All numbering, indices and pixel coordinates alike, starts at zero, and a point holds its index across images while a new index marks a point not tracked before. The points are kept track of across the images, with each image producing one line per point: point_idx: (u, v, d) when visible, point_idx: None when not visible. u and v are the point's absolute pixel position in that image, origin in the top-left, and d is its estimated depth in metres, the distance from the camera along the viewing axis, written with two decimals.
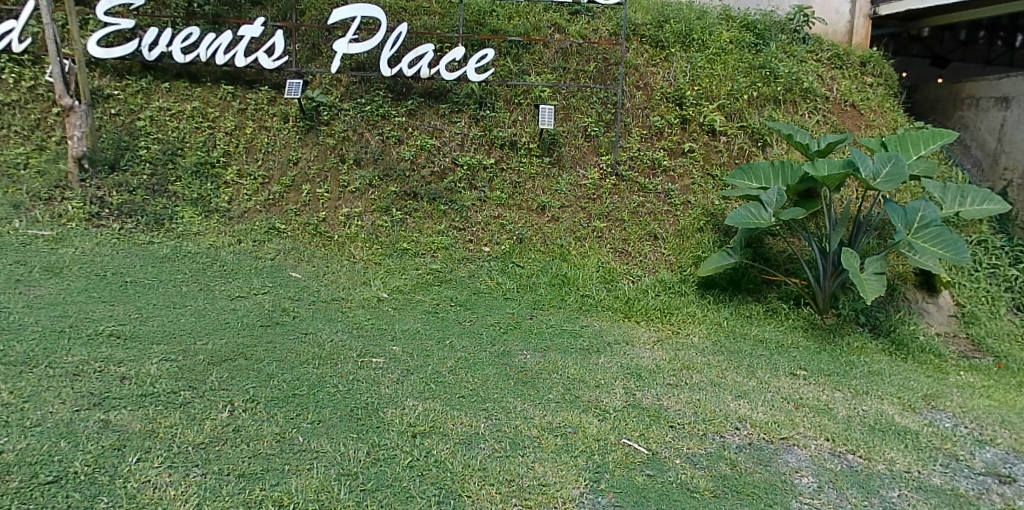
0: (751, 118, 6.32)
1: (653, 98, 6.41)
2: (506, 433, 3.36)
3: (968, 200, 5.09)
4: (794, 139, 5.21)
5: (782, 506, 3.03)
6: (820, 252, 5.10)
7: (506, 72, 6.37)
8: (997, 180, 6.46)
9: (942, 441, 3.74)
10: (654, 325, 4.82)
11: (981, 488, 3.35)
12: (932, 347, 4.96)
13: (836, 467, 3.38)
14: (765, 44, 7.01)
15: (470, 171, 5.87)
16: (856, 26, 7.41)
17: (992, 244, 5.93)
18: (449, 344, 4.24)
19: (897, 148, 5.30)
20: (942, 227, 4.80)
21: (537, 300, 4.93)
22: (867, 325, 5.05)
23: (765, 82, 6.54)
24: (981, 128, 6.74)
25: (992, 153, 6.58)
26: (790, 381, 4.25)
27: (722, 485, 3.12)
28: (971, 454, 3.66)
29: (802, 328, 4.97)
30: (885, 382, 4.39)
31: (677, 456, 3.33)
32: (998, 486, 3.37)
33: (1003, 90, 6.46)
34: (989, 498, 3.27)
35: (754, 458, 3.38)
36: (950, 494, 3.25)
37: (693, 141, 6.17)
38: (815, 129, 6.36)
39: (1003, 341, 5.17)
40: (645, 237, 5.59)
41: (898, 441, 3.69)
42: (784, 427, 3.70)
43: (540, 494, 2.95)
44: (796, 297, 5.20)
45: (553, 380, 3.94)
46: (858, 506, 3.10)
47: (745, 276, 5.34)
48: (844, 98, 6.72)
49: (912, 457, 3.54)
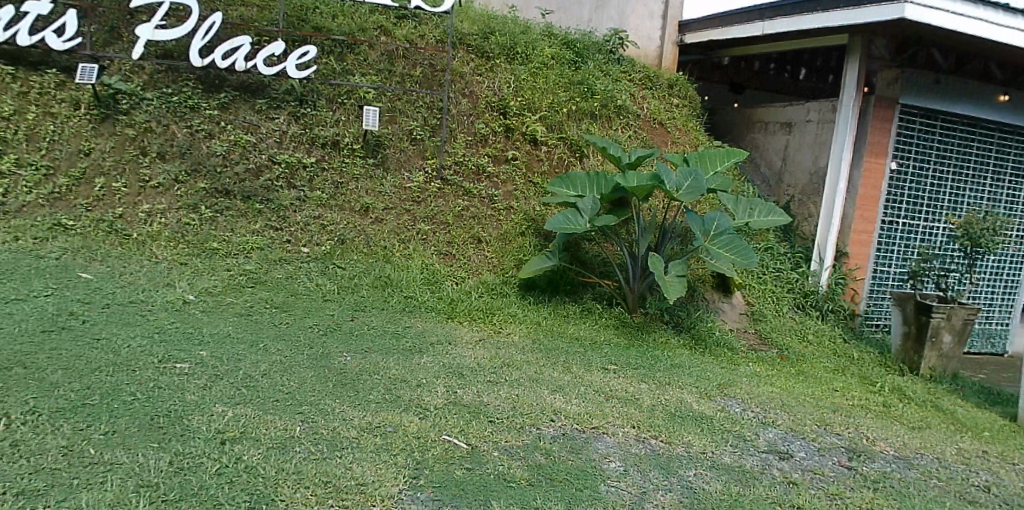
0: (570, 130, 6.68)
1: (478, 105, 6.57)
2: (324, 435, 3.26)
3: (755, 212, 5.70)
4: (608, 151, 5.56)
5: (591, 489, 3.19)
6: (630, 256, 5.47)
7: (329, 70, 6.24)
8: (781, 195, 7.30)
9: (732, 424, 4.16)
10: (477, 325, 4.91)
11: (763, 463, 3.75)
12: (726, 342, 5.49)
13: (640, 451, 3.64)
14: (583, 61, 7.46)
15: (289, 169, 5.67)
16: (665, 51, 8.07)
17: (776, 251, 6.72)
18: (263, 347, 4.05)
19: (696, 164, 5.81)
20: (733, 235, 5.35)
21: (358, 302, 4.85)
22: (671, 322, 5.50)
23: (583, 97, 6.96)
24: (768, 150, 7.60)
25: (777, 172, 7.43)
26: (601, 375, 4.52)
27: (537, 474, 3.23)
28: (756, 434, 4.09)
29: (614, 326, 5.30)
30: (685, 374, 4.80)
31: (495, 449, 3.41)
32: (777, 461, 3.80)
33: (786, 117, 7.33)
34: (770, 472, 3.66)
35: (567, 447, 3.55)
36: (738, 470, 3.60)
37: (515, 149, 6.41)
38: (627, 142, 6.84)
39: (784, 336, 5.86)
40: (469, 240, 5.71)
41: (696, 425, 4.05)
42: (595, 417, 3.93)
43: (358, 494, 2.88)
44: (609, 298, 5.55)
45: (374, 381, 3.89)
46: (659, 485, 3.34)
47: (562, 278, 5.60)
48: (653, 116, 7.29)
49: (706, 439, 3.90)
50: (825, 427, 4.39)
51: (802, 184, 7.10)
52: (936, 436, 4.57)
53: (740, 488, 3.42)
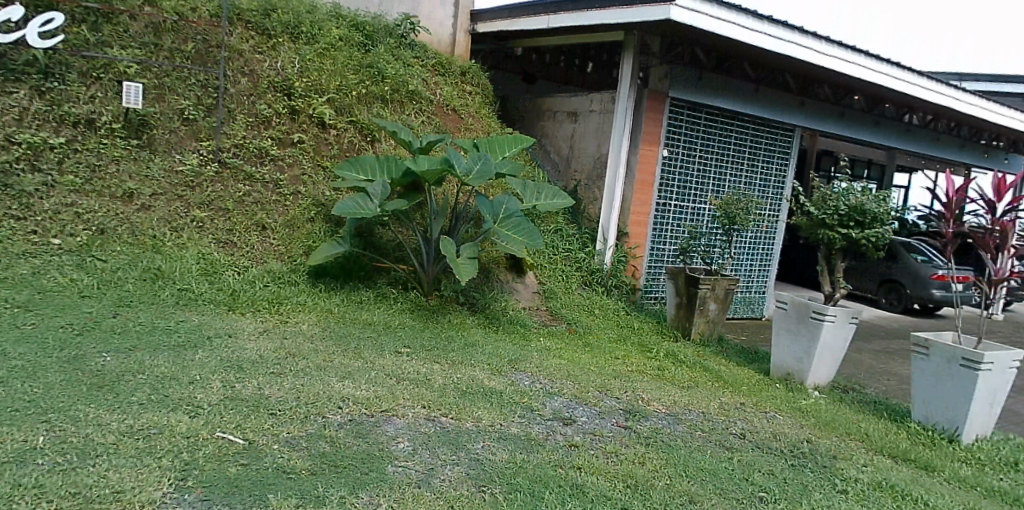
0: (360, 113, 6.62)
1: (259, 85, 6.24)
2: (74, 444, 2.95)
3: (542, 195, 5.98)
4: (398, 135, 5.55)
5: (376, 471, 3.18)
6: (424, 240, 5.55)
7: (81, 40, 5.59)
8: (569, 180, 7.74)
9: (521, 396, 4.37)
10: (261, 316, 4.71)
11: (547, 430, 3.98)
12: (519, 319, 5.75)
13: (429, 429, 3.70)
14: (373, 45, 7.38)
15: (32, 150, 5.11)
16: (457, 40, 8.21)
17: (566, 232, 7.17)
18: (1, 351, 3.58)
19: (486, 150, 5.94)
20: (522, 218, 5.60)
21: (122, 299, 4.47)
22: (465, 304, 5.67)
23: (373, 81, 6.92)
24: (557, 138, 8.02)
25: (565, 158, 7.87)
26: (393, 359, 4.54)
27: (319, 462, 3.16)
28: (543, 404, 4.34)
29: (409, 310, 5.34)
30: (477, 352, 4.96)
31: (275, 441, 3.29)
32: (561, 427, 4.05)
33: (572, 106, 7.80)
34: (553, 437, 3.91)
35: (353, 432, 3.51)
36: (523, 439, 3.78)
37: (301, 132, 6.20)
38: (420, 127, 6.88)
39: (573, 311, 6.29)
40: (252, 227, 5.51)
41: (485, 400, 4.21)
42: (384, 400, 3.93)
43: (113, 503, 2.64)
44: (404, 282, 5.59)
45: (138, 382, 3.57)
46: (446, 460, 3.42)
47: (355, 264, 5.58)
48: (446, 102, 7.41)
49: (495, 413, 4.06)
50: (606, 392, 4.76)
51: (588, 168, 7.57)
52: (703, 393, 5.13)
53: (524, 455, 3.61)
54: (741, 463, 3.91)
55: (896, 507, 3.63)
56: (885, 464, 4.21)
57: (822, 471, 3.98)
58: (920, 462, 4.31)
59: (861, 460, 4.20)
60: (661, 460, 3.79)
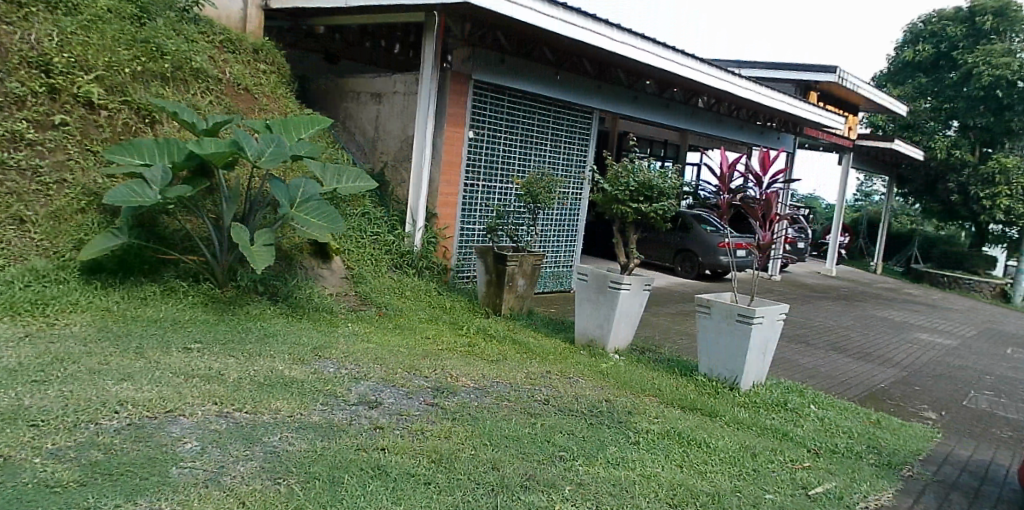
0: (136, 93, 6.09)
1: (8, 60, 5.56)
2: None
3: (343, 178, 5.89)
4: (179, 117, 5.20)
5: (160, 475, 3.00)
6: (214, 229, 5.35)
7: None
8: (376, 162, 7.72)
9: (324, 383, 4.32)
10: (21, 321, 4.28)
11: (351, 415, 3.97)
12: (325, 306, 5.68)
13: (221, 426, 3.55)
14: (150, 18, 6.85)
15: None
16: (249, 15, 7.94)
17: (373, 215, 7.15)
18: None
19: (281, 132, 5.73)
20: (320, 202, 5.50)
21: None
22: (265, 293, 5.53)
23: (150, 57, 6.39)
24: (361, 120, 7.93)
25: (371, 140, 7.83)
26: (182, 356, 4.29)
27: (90, 473, 2.93)
28: (348, 390, 4.32)
29: (201, 303, 5.12)
30: (278, 342, 4.82)
31: (37, 455, 3.00)
32: (365, 411, 4.06)
33: (375, 87, 7.75)
34: (357, 421, 3.90)
35: (133, 437, 3.28)
36: (325, 427, 3.74)
37: (65, 113, 5.60)
38: (208, 107, 6.50)
39: (383, 294, 6.31)
40: (8, 220, 4.97)
41: (285, 390, 4.11)
42: (170, 401, 3.70)
43: None
44: (195, 274, 5.35)
45: None
46: (240, 456, 3.29)
47: (137, 258, 5.26)
48: (237, 81, 7.11)
49: (295, 403, 3.98)
50: (415, 372, 4.83)
51: (394, 151, 7.60)
52: (513, 365, 5.36)
53: (326, 442, 3.57)
54: (544, 427, 4.16)
55: (680, 451, 4.06)
56: (675, 415, 4.68)
57: (617, 425, 4.35)
58: (705, 410, 4.86)
59: (654, 413, 4.64)
60: (466, 433, 3.92)
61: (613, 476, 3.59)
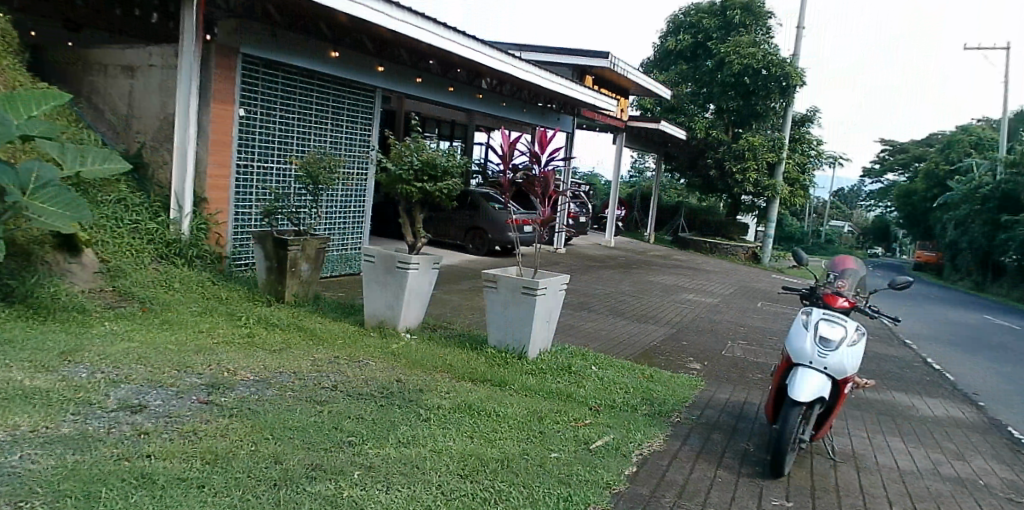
0: None
1: None
2: None
3: (89, 160, 5.30)
4: None
5: None
6: None
7: None
8: (132, 142, 7.06)
9: (77, 392, 3.89)
10: None
11: (110, 423, 3.61)
12: (75, 305, 5.10)
13: None
14: None
15: None
16: None
17: (130, 201, 6.45)
18: None
19: (6, 108, 4.96)
20: (61, 187, 4.89)
21: None
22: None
23: None
24: (112, 95, 7.22)
25: (124, 118, 7.14)
26: None
27: None
28: (107, 396, 3.91)
29: None
30: (15, 350, 4.25)
31: None
32: (127, 416, 3.70)
33: (127, 59, 7.09)
34: (117, 429, 3.54)
35: None
36: (77, 438, 3.36)
37: None
38: None
39: (146, 287, 5.81)
40: None
41: (26, 404, 3.63)
42: None
43: None
44: None
45: None
46: None
47: None
48: None
49: (39, 417, 3.53)
50: (187, 369, 4.48)
51: (152, 128, 6.97)
52: (300, 353, 5.11)
53: (78, 456, 3.20)
54: (331, 414, 3.92)
55: (470, 423, 3.89)
56: (464, 388, 4.51)
57: (407, 404, 4.14)
58: (494, 381, 4.74)
59: (443, 389, 4.45)
60: (244, 429, 3.66)
61: (401, 456, 3.37)
